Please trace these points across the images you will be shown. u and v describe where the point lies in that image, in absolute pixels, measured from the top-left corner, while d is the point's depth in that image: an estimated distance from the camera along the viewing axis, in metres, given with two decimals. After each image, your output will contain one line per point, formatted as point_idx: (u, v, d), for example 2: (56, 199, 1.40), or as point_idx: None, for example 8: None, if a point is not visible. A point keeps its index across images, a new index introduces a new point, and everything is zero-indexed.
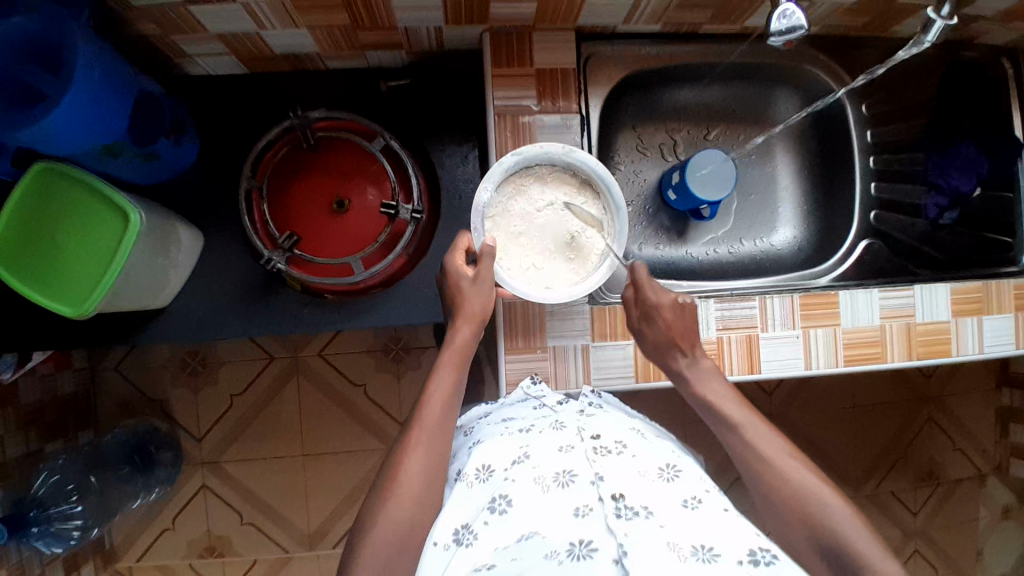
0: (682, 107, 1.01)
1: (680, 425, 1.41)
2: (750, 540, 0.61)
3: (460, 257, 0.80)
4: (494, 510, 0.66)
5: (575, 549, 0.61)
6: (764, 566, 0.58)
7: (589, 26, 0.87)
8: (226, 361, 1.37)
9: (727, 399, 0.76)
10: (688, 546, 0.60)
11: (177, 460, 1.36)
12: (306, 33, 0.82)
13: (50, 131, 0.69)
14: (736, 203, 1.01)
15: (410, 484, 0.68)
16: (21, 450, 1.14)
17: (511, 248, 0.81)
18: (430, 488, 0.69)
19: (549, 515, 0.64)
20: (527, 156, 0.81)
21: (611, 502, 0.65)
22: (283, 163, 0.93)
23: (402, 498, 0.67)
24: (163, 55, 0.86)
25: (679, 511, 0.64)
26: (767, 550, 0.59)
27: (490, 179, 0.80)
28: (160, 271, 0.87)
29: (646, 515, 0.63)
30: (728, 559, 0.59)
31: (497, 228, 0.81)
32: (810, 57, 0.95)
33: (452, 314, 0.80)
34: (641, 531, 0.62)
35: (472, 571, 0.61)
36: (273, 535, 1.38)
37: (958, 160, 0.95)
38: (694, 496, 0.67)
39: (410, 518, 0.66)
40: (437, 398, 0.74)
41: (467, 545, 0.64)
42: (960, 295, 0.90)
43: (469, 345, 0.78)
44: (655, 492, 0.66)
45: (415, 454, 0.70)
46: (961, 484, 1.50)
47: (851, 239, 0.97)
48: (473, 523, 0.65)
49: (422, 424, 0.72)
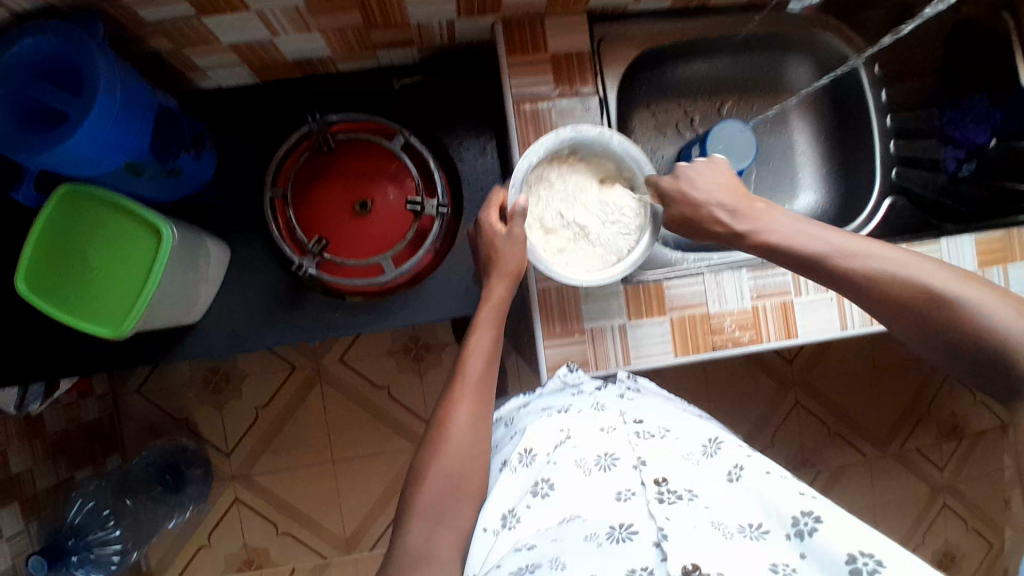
0: (696, 81, 1.01)
1: (703, 398, 1.42)
2: (791, 502, 0.60)
3: (494, 213, 0.81)
4: (536, 494, 0.66)
5: (615, 532, 0.61)
6: (807, 536, 0.58)
7: (599, 7, 0.87)
8: (249, 374, 1.36)
9: (842, 243, 0.69)
10: (734, 523, 0.61)
11: (207, 477, 1.35)
12: (318, 37, 0.81)
13: (73, 154, 0.67)
14: (756, 172, 1.02)
15: (461, 436, 0.69)
16: (51, 481, 1.12)
17: (539, 222, 0.82)
18: (477, 442, 0.70)
19: (591, 498, 0.65)
20: (582, 136, 0.80)
21: (653, 487, 0.65)
22: (304, 167, 0.94)
23: (452, 449, 0.68)
24: (174, 70, 0.85)
25: (722, 490, 0.65)
26: (809, 514, 0.59)
27: (558, 139, 0.79)
28: (191, 286, 0.86)
29: (690, 498, 0.64)
30: (776, 535, 0.60)
31: (532, 196, 0.82)
32: (822, 22, 0.96)
33: (488, 271, 0.79)
34: (683, 513, 0.62)
35: (514, 550, 0.61)
36: (309, 542, 1.37)
37: (971, 112, 0.97)
38: (735, 466, 0.66)
39: (463, 470, 0.68)
40: (483, 351, 0.75)
41: (511, 529, 0.64)
42: (982, 247, 0.91)
43: (507, 300, 0.78)
44: (698, 474, 0.66)
45: (463, 407, 0.71)
46: (984, 435, 1.50)
47: (875, 198, 0.97)
48: (517, 508, 0.66)
49: (466, 379, 0.74)
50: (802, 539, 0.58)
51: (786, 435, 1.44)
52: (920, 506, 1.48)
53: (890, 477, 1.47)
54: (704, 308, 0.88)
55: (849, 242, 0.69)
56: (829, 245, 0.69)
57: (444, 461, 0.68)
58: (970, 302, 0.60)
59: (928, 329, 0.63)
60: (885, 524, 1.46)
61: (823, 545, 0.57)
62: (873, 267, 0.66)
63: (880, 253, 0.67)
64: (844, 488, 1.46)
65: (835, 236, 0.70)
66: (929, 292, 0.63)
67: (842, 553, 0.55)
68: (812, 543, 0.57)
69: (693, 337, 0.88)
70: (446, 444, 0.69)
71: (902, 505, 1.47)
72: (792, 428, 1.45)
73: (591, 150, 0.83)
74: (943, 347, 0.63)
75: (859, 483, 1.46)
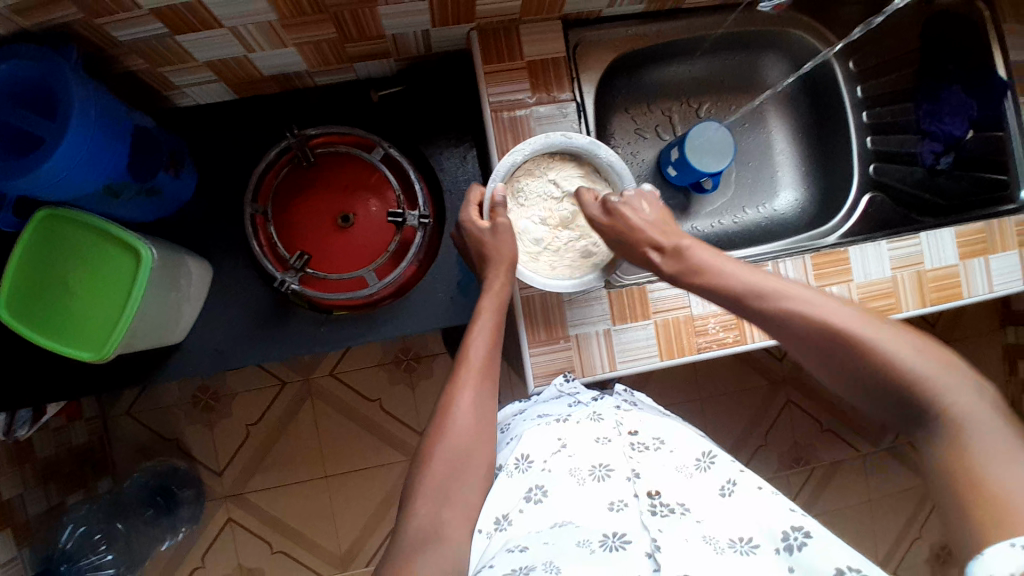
0: (673, 84, 1.02)
1: (695, 399, 1.42)
2: (782, 518, 0.61)
3: (473, 209, 0.80)
4: (530, 500, 0.67)
5: (608, 541, 0.63)
6: (797, 551, 0.58)
7: (574, 14, 0.87)
8: (239, 392, 1.35)
9: (758, 282, 0.65)
10: (725, 539, 0.61)
11: (199, 497, 1.33)
12: (292, 51, 0.81)
13: (50, 178, 0.67)
14: (735, 172, 1.03)
15: (465, 416, 0.67)
16: (42, 506, 1.11)
17: (512, 215, 0.81)
18: (483, 419, 0.68)
19: (585, 507, 0.66)
20: (571, 142, 0.79)
21: (646, 499, 0.66)
22: (284, 182, 0.94)
23: (460, 430, 0.66)
24: (151, 89, 0.85)
25: (715, 503, 0.65)
26: (799, 530, 0.59)
27: (548, 141, 0.78)
28: (174, 306, 0.86)
29: (683, 512, 0.64)
30: (765, 550, 0.59)
31: (512, 188, 0.81)
32: (793, 20, 0.97)
33: (484, 264, 0.78)
34: (675, 526, 0.63)
35: (507, 550, 0.62)
36: (305, 560, 1.35)
37: (947, 105, 0.97)
38: (729, 482, 0.66)
39: (469, 447, 0.66)
40: (481, 344, 0.72)
41: (504, 530, 0.66)
42: (963, 239, 0.91)
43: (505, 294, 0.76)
44: (692, 488, 0.67)
45: (468, 387, 0.69)
46: None
47: (853, 195, 0.99)
48: (511, 512, 0.67)
49: (470, 361, 0.71)
50: (791, 553, 0.58)
51: (779, 433, 1.44)
52: (915, 500, 1.48)
53: (884, 471, 1.47)
54: (688, 310, 0.87)
55: (761, 279, 0.65)
56: (750, 280, 0.66)
57: (452, 442, 0.65)
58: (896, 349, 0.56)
59: (839, 365, 0.59)
60: (880, 519, 1.46)
61: (813, 559, 0.57)
62: (788, 307, 0.62)
63: (796, 294, 0.63)
64: (837, 485, 1.46)
65: (748, 273, 0.67)
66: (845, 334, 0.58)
67: (829, 570, 0.55)
68: (802, 560, 0.57)
69: (678, 338, 0.88)
70: (451, 425, 0.66)
71: (896, 500, 1.47)
72: (785, 425, 1.44)
73: (583, 156, 0.82)
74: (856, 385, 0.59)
75: (852, 481, 1.46)
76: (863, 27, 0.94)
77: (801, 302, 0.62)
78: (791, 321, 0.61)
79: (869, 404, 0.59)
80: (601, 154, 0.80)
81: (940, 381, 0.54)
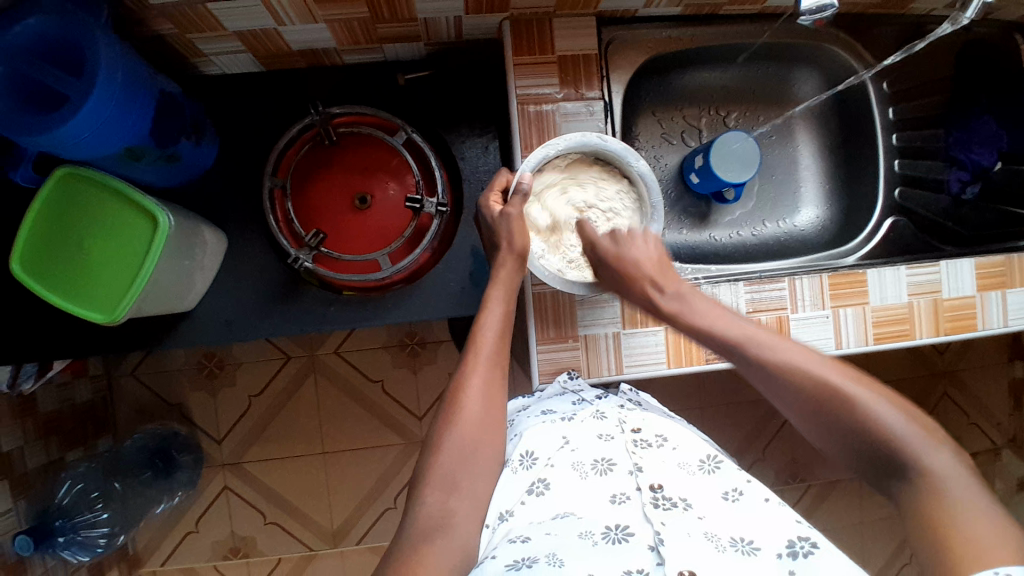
0: (702, 90, 1.01)
1: (696, 408, 1.41)
2: (789, 530, 0.61)
3: (495, 195, 0.80)
4: (533, 492, 0.67)
5: (610, 533, 0.62)
6: (803, 557, 0.58)
7: (609, 11, 0.86)
8: (243, 362, 1.35)
9: (752, 330, 0.68)
10: (727, 536, 0.61)
11: (197, 463, 1.34)
12: (323, 27, 0.81)
13: (71, 137, 0.67)
14: (758, 184, 1.02)
15: (472, 405, 0.67)
16: (42, 460, 1.12)
17: (532, 204, 0.81)
18: (490, 411, 0.68)
19: (585, 499, 0.65)
20: (606, 146, 0.79)
21: (648, 492, 0.65)
22: (305, 159, 0.94)
23: (465, 421, 0.66)
24: (179, 55, 0.85)
25: (718, 504, 0.65)
26: (806, 539, 0.59)
27: (585, 141, 0.78)
28: (187, 274, 0.86)
29: (684, 507, 0.64)
30: (768, 552, 0.59)
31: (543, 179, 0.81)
32: (832, 36, 0.95)
33: (495, 250, 0.77)
34: (677, 521, 0.62)
35: (509, 539, 0.62)
36: (298, 534, 1.36)
37: (977, 134, 0.97)
38: (734, 489, 0.67)
39: (477, 437, 0.66)
40: (490, 336, 0.72)
41: (506, 522, 0.66)
42: (983, 270, 0.90)
43: (514, 284, 0.75)
44: (695, 485, 0.67)
45: (476, 377, 0.69)
46: (978, 456, 1.44)
47: (875, 219, 0.97)
48: (514, 505, 0.67)
49: (477, 351, 0.71)
50: (796, 559, 0.58)
51: (778, 448, 1.44)
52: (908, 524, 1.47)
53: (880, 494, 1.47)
54: None
55: (756, 330, 0.68)
56: (733, 332, 0.68)
57: (456, 431, 0.65)
58: (877, 412, 0.58)
59: (818, 415, 0.61)
60: (872, 541, 1.46)
61: (818, 568, 0.57)
62: (769, 356, 0.65)
63: (775, 343, 0.66)
64: (833, 503, 1.46)
65: (747, 324, 0.69)
66: (824, 388, 0.61)
67: None
68: (806, 563, 0.57)
69: (687, 347, 0.87)
70: (455, 418, 0.66)
71: (889, 524, 1.47)
72: (784, 440, 1.44)
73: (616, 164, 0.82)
74: (842, 439, 0.60)
75: (847, 501, 1.46)
76: (901, 53, 0.93)
77: (794, 353, 0.64)
78: (774, 370, 0.64)
79: (847, 457, 0.61)
80: (632, 166, 0.80)
81: (921, 440, 0.57)
